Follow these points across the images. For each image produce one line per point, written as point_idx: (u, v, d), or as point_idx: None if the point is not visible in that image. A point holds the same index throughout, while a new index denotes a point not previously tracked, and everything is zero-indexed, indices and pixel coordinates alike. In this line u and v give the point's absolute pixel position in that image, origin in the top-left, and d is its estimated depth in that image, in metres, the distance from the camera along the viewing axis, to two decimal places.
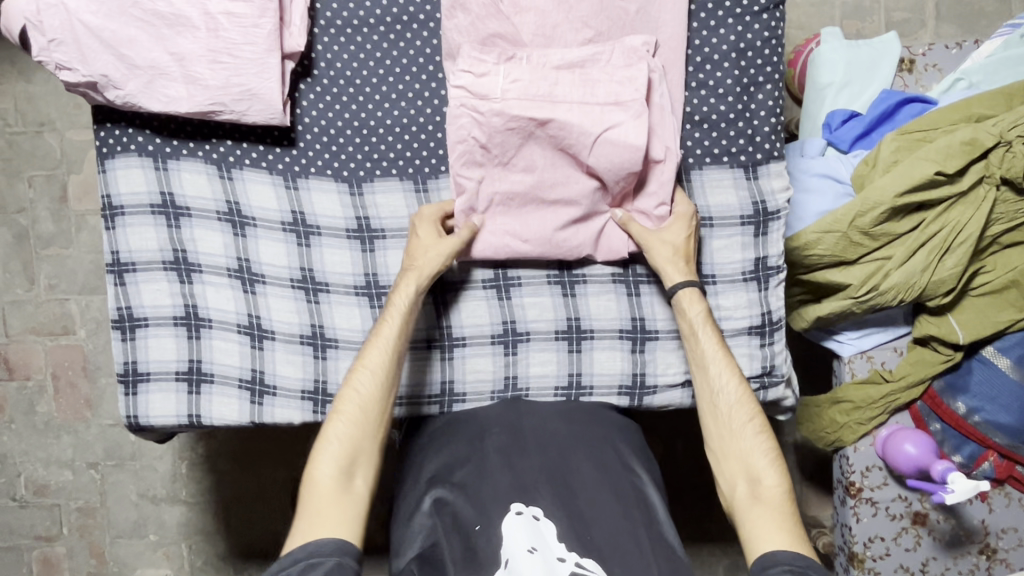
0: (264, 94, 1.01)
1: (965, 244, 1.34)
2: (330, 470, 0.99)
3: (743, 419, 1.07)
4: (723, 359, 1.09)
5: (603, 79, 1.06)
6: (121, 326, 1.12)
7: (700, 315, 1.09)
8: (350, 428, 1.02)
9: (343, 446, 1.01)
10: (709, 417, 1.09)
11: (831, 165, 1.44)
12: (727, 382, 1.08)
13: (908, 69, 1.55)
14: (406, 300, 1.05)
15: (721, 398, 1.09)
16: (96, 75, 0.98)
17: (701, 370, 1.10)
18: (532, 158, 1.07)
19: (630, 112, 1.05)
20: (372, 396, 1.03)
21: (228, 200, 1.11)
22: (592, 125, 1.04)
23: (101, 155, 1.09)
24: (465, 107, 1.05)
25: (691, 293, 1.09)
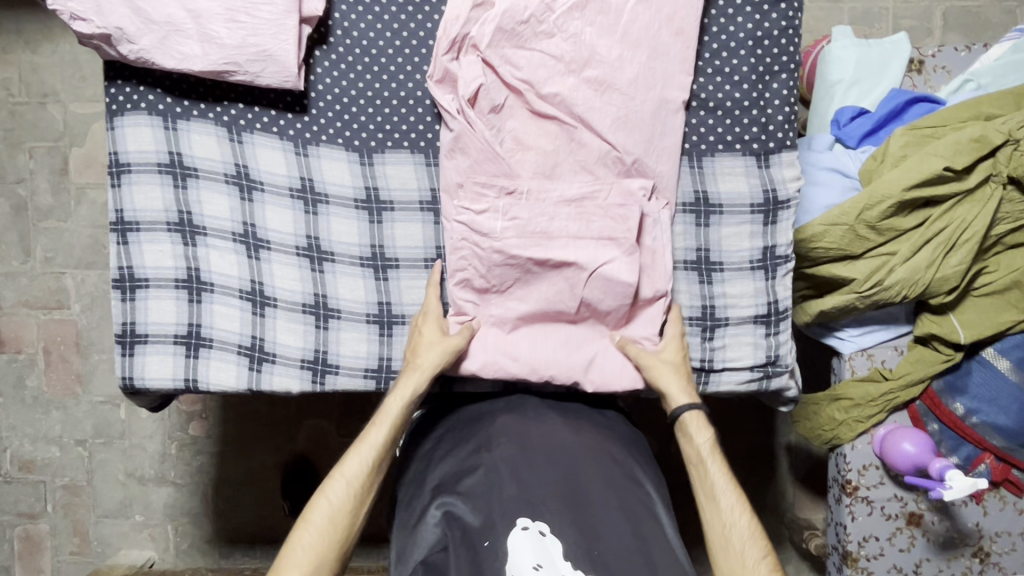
0: (279, 55, 0.99)
1: (971, 240, 1.35)
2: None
3: (756, 558, 1.00)
4: (732, 490, 1.04)
5: (597, 217, 1.05)
6: (121, 286, 1.10)
7: (706, 443, 1.06)
8: (318, 536, 0.97)
9: (311, 555, 0.96)
10: (719, 550, 1.02)
11: (839, 159, 1.44)
12: (734, 515, 1.03)
13: (918, 70, 1.56)
14: (399, 406, 1.03)
15: (733, 531, 1.02)
16: (111, 27, 0.97)
17: (710, 501, 1.05)
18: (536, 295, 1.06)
19: (621, 250, 1.05)
20: (342, 506, 1.00)
21: (237, 163, 1.09)
22: (587, 262, 1.04)
23: (111, 112, 1.08)
24: (466, 241, 1.05)
25: (696, 417, 1.06)
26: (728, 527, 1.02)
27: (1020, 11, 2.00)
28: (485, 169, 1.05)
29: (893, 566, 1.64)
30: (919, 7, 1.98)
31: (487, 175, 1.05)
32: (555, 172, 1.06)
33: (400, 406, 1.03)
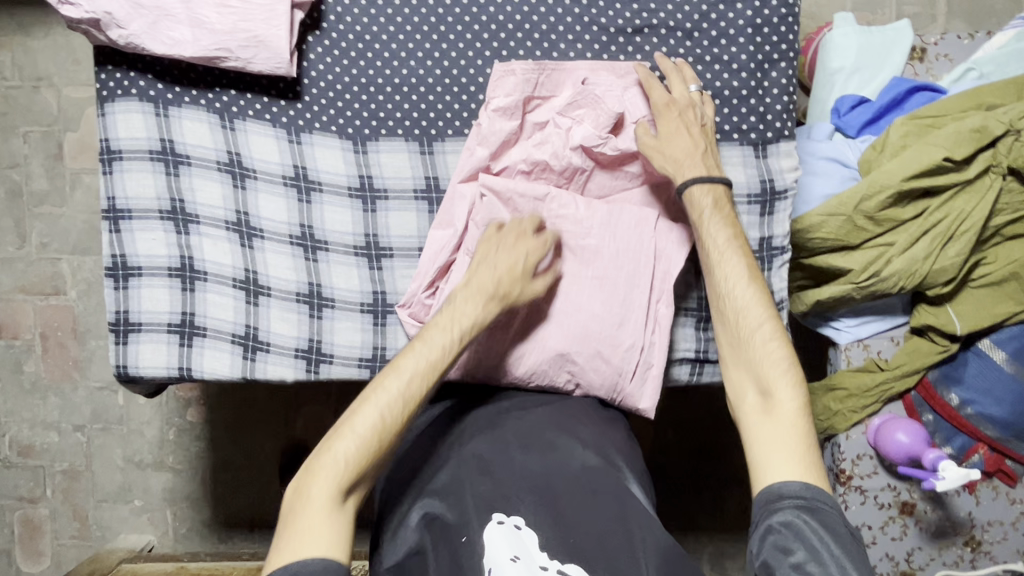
0: (271, 42, 0.98)
1: (969, 232, 1.34)
2: (327, 487, 0.87)
3: (753, 325, 0.98)
4: (734, 248, 1.00)
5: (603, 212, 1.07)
6: (114, 275, 1.10)
7: (710, 206, 1.00)
8: (360, 449, 0.89)
9: (347, 465, 0.88)
10: (719, 317, 1.02)
11: (838, 149, 1.43)
12: (736, 282, 0.99)
13: (919, 58, 1.54)
14: (464, 321, 0.97)
15: (730, 302, 1.00)
16: (99, 12, 0.95)
17: (711, 272, 1.01)
18: (541, 324, 1.06)
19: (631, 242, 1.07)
20: (395, 420, 0.92)
21: (230, 151, 1.08)
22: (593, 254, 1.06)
23: (101, 98, 1.07)
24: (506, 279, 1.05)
25: (700, 190, 1.00)
26: (730, 298, 0.99)
27: None
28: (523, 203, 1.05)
29: (885, 555, 1.66)
30: None
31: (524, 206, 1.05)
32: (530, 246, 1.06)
33: (466, 326, 0.97)
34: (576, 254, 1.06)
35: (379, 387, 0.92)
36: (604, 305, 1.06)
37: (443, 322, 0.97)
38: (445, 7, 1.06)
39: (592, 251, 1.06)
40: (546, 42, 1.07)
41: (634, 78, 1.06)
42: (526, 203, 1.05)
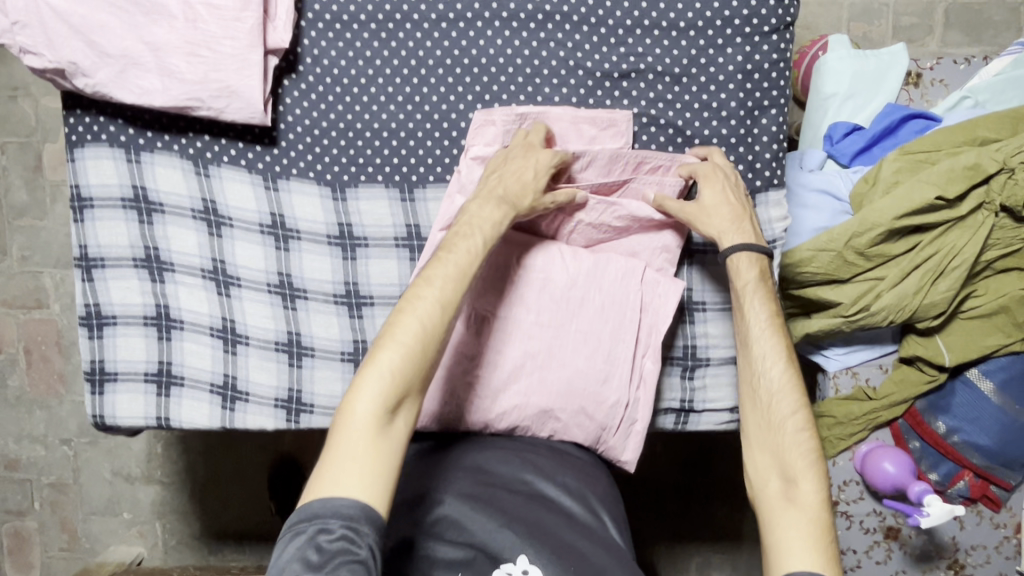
0: (244, 93, 0.94)
1: (959, 268, 1.33)
2: (373, 401, 0.80)
3: (785, 411, 0.96)
4: (775, 333, 0.98)
5: (591, 269, 1.06)
6: (88, 323, 1.08)
7: (753, 281, 0.99)
8: (404, 359, 0.82)
9: (392, 380, 0.81)
10: (748, 400, 0.99)
11: (830, 180, 1.40)
12: (772, 364, 0.97)
13: (914, 83, 1.51)
14: (487, 228, 0.92)
15: (763, 382, 0.98)
16: (63, 61, 0.91)
17: (745, 348, 1.00)
18: (523, 381, 1.05)
19: (616, 302, 1.06)
20: (434, 331, 0.85)
21: (204, 198, 1.05)
22: (580, 312, 1.06)
23: (70, 143, 1.03)
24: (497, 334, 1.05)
25: (744, 258, 0.99)
26: (763, 379, 0.97)
27: None
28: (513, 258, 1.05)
29: None
30: (920, 4, 1.92)
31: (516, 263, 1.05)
32: (506, 301, 1.05)
33: (489, 233, 0.92)
34: (559, 308, 1.05)
35: (411, 299, 0.86)
36: (588, 360, 1.06)
37: (470, 230, 0.91)
38: (427, 49, 1.02)
39: (576, 306, 1.06)
40: (530, 86, 1.03)
41: (617, 129, 1.04)
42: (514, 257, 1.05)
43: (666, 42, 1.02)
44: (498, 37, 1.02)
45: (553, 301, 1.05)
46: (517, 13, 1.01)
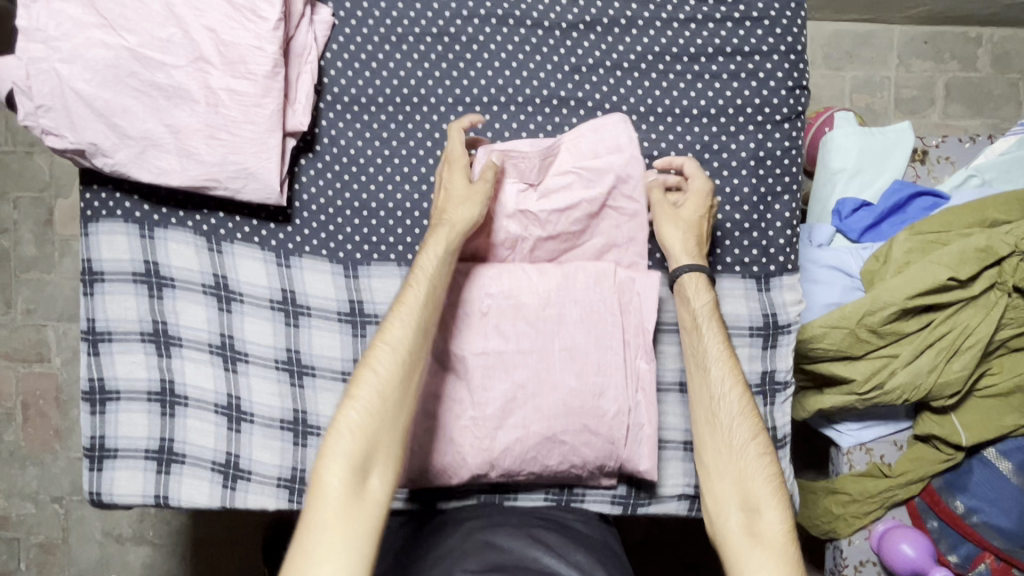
0: (261, 174, 0.95)
1: (974, 346, 1.32)
2: (341, 471, 0.83)
3: (742, 438, 0.95)
4: (726, 358, 0.96)
5: (576, 291, 1.03)
6: (91, 398, 1.06)
7: (705, 307, 0.98)
8: (367, 416, 0.86)
9: (356, 440, 0.85)
10: (705, 428, 0.97)
11: (841, 257, 1.40)
12: (729, 389, 0.96)
13: (920, 160, 1.53)
14: (435, 265, 0.93)
15: (721, 408, 0.96)
16: (85, 143, 0.92)
17: (700, 374, 0.98)
18: (519, 414, 1.02)
19: (607, 318, 1.03)
20: (392, 381, 0.88)
21: (216, 274, 1.04)
22: (560, 332, 1.03)
23: (85, 218, 1.03)
24: (485, 359, 1.02)
25: (695, 279, 0.99)
26: (720, 407, 0.96)
27: (1023, 85, 1.99)
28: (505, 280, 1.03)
29: None
30: (921, 78, 1.97)
31: (503, 285, 1.03)
32: (478, 334, 1.02)
33: (434, 268, 0.94)
34: (538, 327, 1.03)
35: (368, 366, 0.89)
36: (579, 377, 1.02)
37: (413, 275, 0.93)
38: (443, 131, 1.04)
39: (554, 324, 1.03)
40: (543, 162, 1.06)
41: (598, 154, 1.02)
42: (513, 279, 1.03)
43: (679, 127, 1.04)
44: (513, 121, 1.05)
45: (527, 323, 1.03)
46: (532, 98, 1.05)
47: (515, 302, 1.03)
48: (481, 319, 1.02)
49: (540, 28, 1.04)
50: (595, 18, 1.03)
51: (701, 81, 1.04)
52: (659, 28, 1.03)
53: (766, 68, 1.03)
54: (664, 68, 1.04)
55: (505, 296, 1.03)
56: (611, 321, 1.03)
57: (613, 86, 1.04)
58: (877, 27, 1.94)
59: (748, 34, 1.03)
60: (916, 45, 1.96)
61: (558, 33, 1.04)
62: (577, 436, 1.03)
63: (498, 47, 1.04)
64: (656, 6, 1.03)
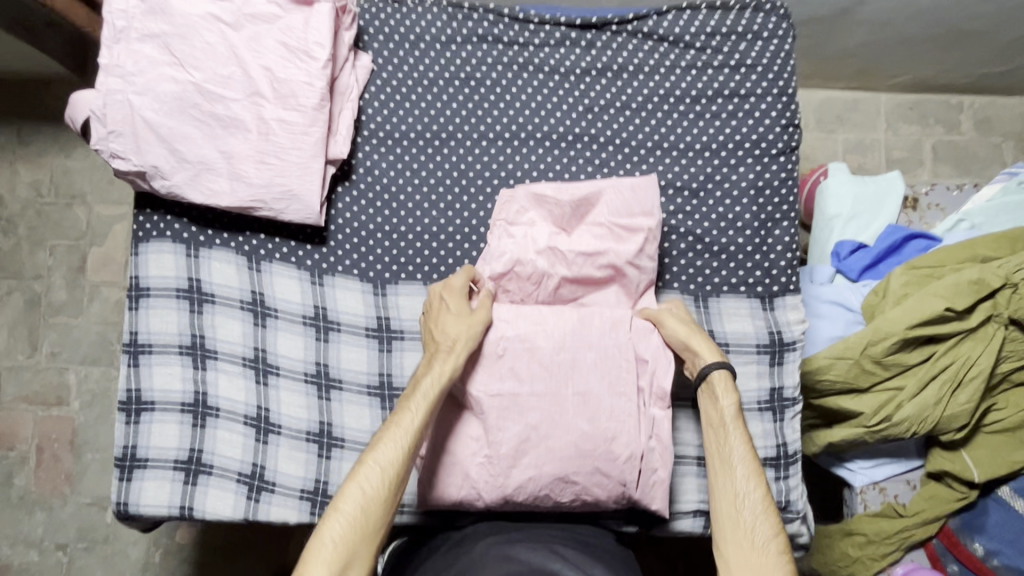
0: (304, 196, 1.05)
1: (976, 379, 1.35)
2: (321, 574, 0.82)
3: (764, 533, 0.93)
4: (750, 459, 0.99)
5: (593, 331, 1.06)
6: (127, 408, 1.10)
7: (731, 410, 1.02)
8: (349, 527, 0.86)
9: (337, 550, 0.84)
10: (727, 522, 0.96)
11: (842, 293, 1.47)
12: (746, 485, 0.97)
13: (913, 207, 1.62)
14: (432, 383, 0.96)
15: (742, 504, 0.96)
16: (146, 165, 1.02)
17: (726, 471, 0.99)
18: (532, 455, 1.02)
19: (619, 357, 1.06)
20: (379, 494, 0.89)
21: (254, 291, 1.12)
22: (578, 371, 1.05)
23: (137, 238, 1.12)
24: (506, 392, 1.03)
25: (724, 380, 1.03)
26: (744, 500, 0.96)
27: (1006, 147, 2.11)
28: (527, 313, 1.07)
29: None
30: (909, 140, 2.10)
31: (526, 317, 1.07)
32: (495, 377, 1.04)
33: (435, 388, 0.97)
34: (558, 371, 1.04)
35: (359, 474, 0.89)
36: (592, 421, 1.03)
37: (414, 391, 0.96)
38: (469, 163, 1.15)
39: (569, 368, 1.05)
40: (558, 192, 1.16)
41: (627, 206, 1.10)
42: (537, 312, 1.08)
43: (684, 161, 1.15)
44: (534, 154, 1.16)
45: (547, 367, 1.04)
46: (550, 134, 1.16)
47: (535, 338, 1.05)
48: (502, 356, 1.04)
49: (557, 73, 1.16)
50: (605, 64, 1.16)
51: (703, 120, 1.15)
52: (663, 74, 1.16)
53: (761, 107, 1.15)
54: (669, 108, 1.16)
55: (529, 335, 1.05)
56: (624, 364, 1.06)
57: (623, 125, 1.16)
58: (864, 94, 2.09)
59: (743, 79, 1.15)
60: (903, 111, 2.10)
61: (573, 78, 1.16)
62: (590, 478, 1.03)
63: (519, 90, 1.16)
64: (660, 54, 1.16)
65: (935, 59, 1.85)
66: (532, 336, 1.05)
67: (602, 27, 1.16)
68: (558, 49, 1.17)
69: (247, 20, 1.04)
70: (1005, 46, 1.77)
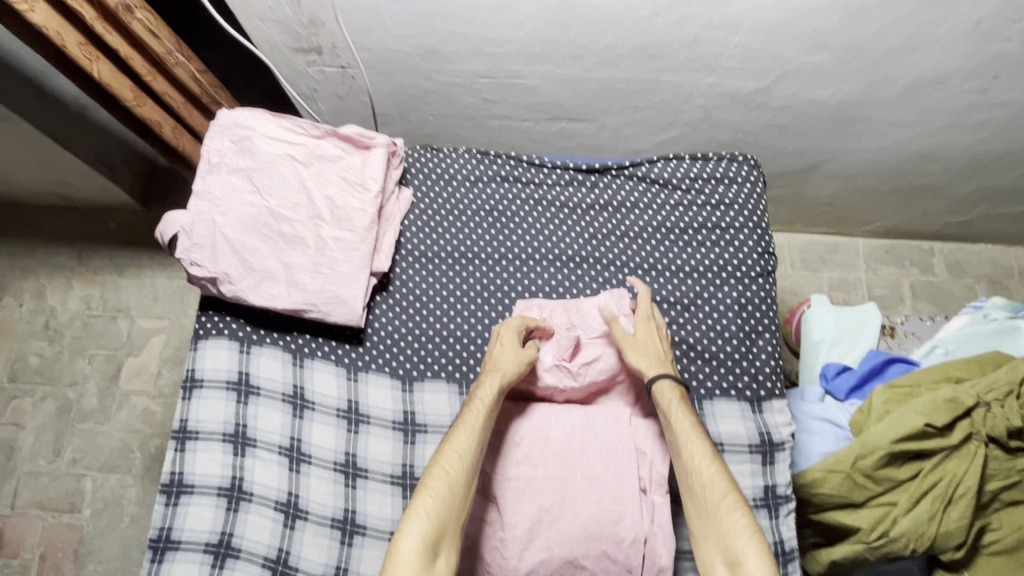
0: (349, 300, 1.22)
1: (966, 496, 1.41)
2: (415, 546, 0.96)
3: (717, 498, 1.05)
4: (694, 436, 1.11)
5: (600, 427, 1.22)
6: (167, 491, 1.18)
7: (672, 398, 1.15)
8: (440, 503, 1.00)
9: (430, 522, 0.98)
10: (689, 497, 1.10)
11: (830, 410, 1.58)
12: (700, 460, 1.09)
13: (891, 335, 1.80)
14: (489, 398, 1.12)
15: (696, 477, 1.09)
16: (219, 272, 1.20)
17: (678, 454, 1.12)
18: (543, 537, 1.13)
19: (622, 452, 1.20)
20: (460, 476, 1.04)
21: (295, 385, 1.26)
22: (582, 464, 1.18)
23: (197, 335, 1.27)
24: (517, 480, 1.16)
25: (664, 386, 1.16)
26: (693, 475, 1.08)
27: (978, 287, 2.31)
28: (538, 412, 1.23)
29: None
30: (887, 279, 2.30)
31: (538, 418, 1.23)
32: (516, 462, 1.18)
33: (490, 397, 1.13)
34: (565, 460, 1.18)
35: (440, 466, 1.04)
36: (599, 505, 1.15)
37: (473, 402, 1.12)
38: (490, 279, 1.35)
39: (577, 455, 1.19)
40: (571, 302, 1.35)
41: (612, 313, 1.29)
42: (551, 412, 1.23)
43: (675, 281, 1.35)
44: (545, 273, 1.36)
45: (555, 457, 1.19)
46: (560, 257, 1.37)
47: (545, 433, 1.21)
48: (518, 446, 1.20)
49: (566, 207, 1.39)
50: (606, 201, 1.39)
51: (690, 247, 1.37)
52: (654, 210, 1.39)
53: (739, 238, 1.37)
54: (661, 238, 1.37)
55: (542, 432, 1.21)
56: (626, 455, 1.20)
57: (622, 250, 1.37)
58: (842, 239, 2.32)
59: (723, 214, 1.38)
60: (878, 253, 2.32)
61: (579, 211, 1.39)
62: (596, 561, 1.14)
63: (533, 219, 1.38)
64: (652, 194, 1.39)
65: (898, 210, 2.10)
66: (543, 431, 1.21)
67: (604, 171, 1.41)
68: (567, 188, 1.40)
69: (316, 159, 1.28)
70: (959, 200, 2.01)
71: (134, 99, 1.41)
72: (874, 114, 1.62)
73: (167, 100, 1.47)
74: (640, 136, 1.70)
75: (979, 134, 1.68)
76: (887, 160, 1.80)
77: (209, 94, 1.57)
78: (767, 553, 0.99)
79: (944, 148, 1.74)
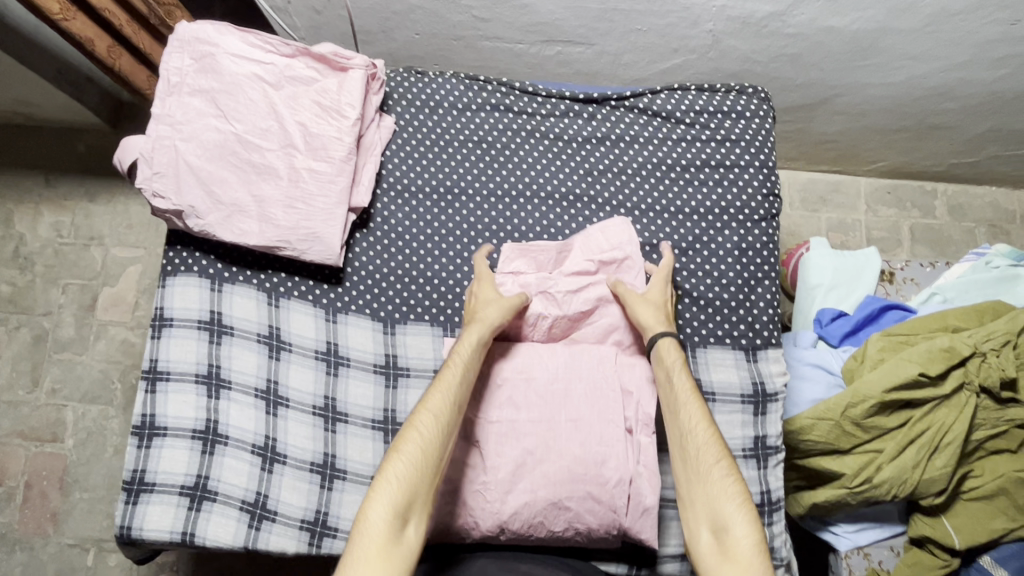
0: (326, 238, 1.14)
1: (952, 445, 1.40)
2: (384, 513, 0.90)
3: (710, 461, 1.00)
4: (693, 403, 1.06)
5: (587, 368, 1.17)
6: (140, 433, 1.14)
7: (677, 361, 1.11)
8: (411, 468, 0.94)
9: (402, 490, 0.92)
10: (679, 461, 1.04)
11: (822, 357, 1.56)
12: (694, 423, 1.04)
13: (889, 280, 1.73)
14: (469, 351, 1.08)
15: (689, 443, 1.03)
16: (184, 205, 1.11)
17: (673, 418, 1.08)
18: (528, 479, 1.11)
19: (611, 397, 1.16)
20: (433, 439, 0.98)
21: (271, 325, 1.20)
22: (566, 408, 1.15)
23: (165, 272, 1.19)
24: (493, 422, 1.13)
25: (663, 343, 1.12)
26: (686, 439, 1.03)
27: (978, 232, 2.25)
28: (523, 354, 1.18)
29: None
30: (889, 221, 2.24)
31: (521, 360, 1.18)
32: (498, 405, 1.15)
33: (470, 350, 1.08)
34: (547, 399, 1.15)
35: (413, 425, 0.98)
36: (583, 445, 1.12)
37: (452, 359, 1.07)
38: (478, 217, 1.26)
39: (561, 397, 1.15)
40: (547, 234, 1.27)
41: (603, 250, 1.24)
42: (536, 354, 1.19)
43: (675, 223, 1.27)
44: (536, 211, 1.27)
45: (538, 398, 1.15)
46: (553, 194, 1.28)
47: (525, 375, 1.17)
48: (503, 389, 1.16)
49: (561, 141, 1.30)
50: (604, 134, 1.30)
51: (692, 186, 1.29)
52: (655, 145, 1.30)
53: (743, 178, 1.29)
54: (661, 176, 1.29)
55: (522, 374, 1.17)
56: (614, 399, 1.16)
57: (619, 188, 1.28)
58: (846, 178, 2.23)
59: (727, 151, 1.29)
60: (881, 195, 2.24)
61: (575, 145, 1.30)
62: (581, 502, 1.11)
63: (525, 153, 1.29)
64: (654, 127, 1.30)
65: (906, 149, 2.00)
66: (525, 371, 1.17)
67: (602, 102, 1.31)
68: (563, 119, 1.31)
69: (287, 81, 1.17)
70: (970, 140, 1.92)
71: (60, 11, 1.29)
72: (893, 46, 1.50)
73: (104, 15, 1.35)
74: (643, 63, 1.58)
75: (999, 70, 1.58)
76: (902, 97, 1.69)
77: (158, 16, 1.43)
78: (757, 521, 0.94)
79: (963, 83, 1.63)
